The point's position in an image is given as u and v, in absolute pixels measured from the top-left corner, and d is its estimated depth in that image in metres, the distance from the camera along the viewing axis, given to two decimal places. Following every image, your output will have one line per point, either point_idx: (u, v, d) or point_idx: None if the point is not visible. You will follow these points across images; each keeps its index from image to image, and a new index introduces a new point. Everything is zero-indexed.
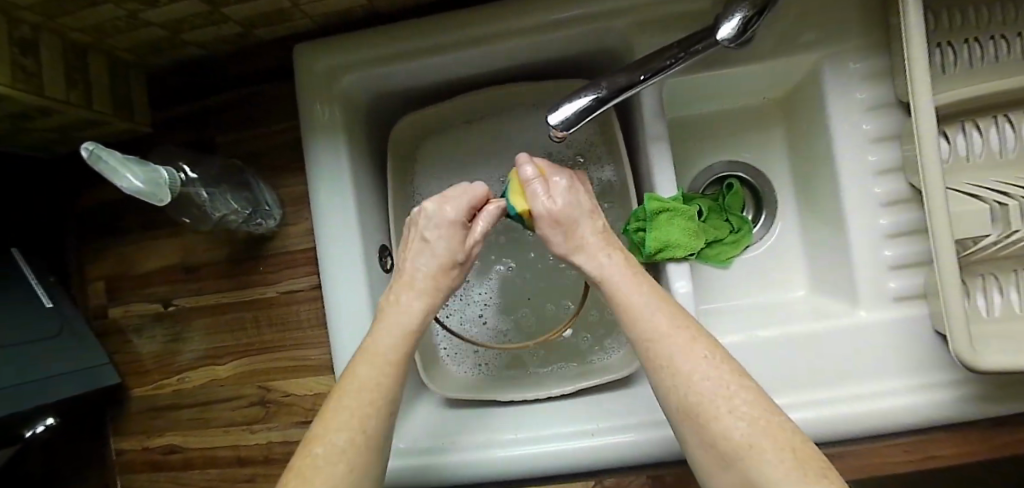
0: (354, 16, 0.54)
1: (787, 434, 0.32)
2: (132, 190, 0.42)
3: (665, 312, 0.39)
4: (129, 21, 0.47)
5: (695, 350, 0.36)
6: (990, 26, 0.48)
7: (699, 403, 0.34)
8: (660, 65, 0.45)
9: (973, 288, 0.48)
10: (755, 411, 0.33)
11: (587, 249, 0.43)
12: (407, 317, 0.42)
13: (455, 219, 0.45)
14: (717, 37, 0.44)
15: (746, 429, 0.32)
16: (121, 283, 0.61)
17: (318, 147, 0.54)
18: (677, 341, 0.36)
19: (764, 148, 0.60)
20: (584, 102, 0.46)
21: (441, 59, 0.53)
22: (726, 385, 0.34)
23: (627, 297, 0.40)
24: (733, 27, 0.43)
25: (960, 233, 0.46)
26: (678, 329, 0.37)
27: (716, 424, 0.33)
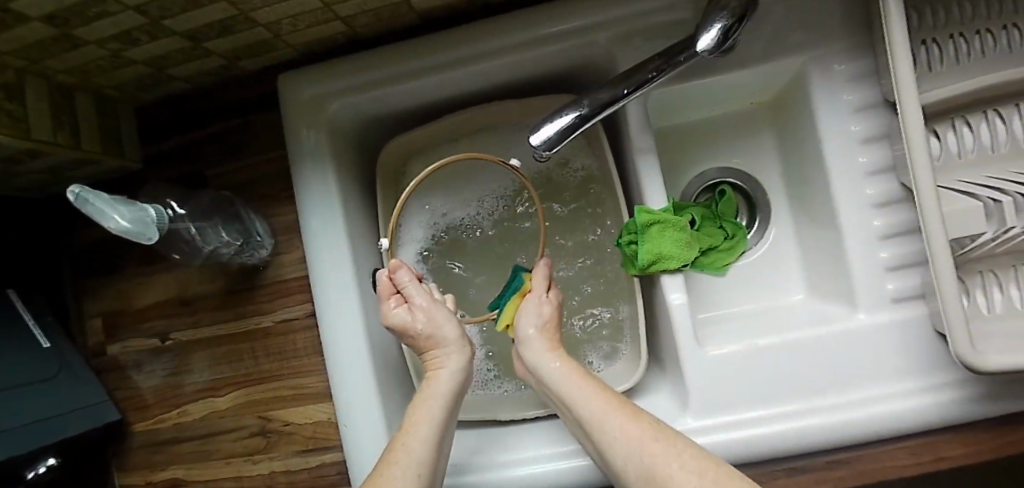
0: (337, 44, 0.54)
1: (728, 475, 0.37)
2: (119, 230, 0.42)
3: (606, 396, 0.44)
4: (113, 60, 0.48)
5: (632, 428, 0.41)
6: (974, 21, 0.48)
7: (651, 466, 0.38)
8: (642, 78, 0.45)
9: (972, 286, 0.48)
10: (700, 465, 0.37)
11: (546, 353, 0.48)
12: (445, 390, 0.49)
13: (393, 307, 0.51)
14: (697, 48, 0.43)
15: (697, 482, 0.36)
16: (118, 319, 0.61)
17: (307, 175, 0.54)
18: (620, 416, 0.42)
19: (754, 153, 0.60)
20: (567, 120, 0.46)
21: (425, 81, 0.53)
22: (678, 451, 0.39)
23: (573, 391, 0.45)
24: (712, 37, 0.42)
25: (955, 233, 0.45)
26: (615, 409, 0.43)
27: (672, 484, 0.37)
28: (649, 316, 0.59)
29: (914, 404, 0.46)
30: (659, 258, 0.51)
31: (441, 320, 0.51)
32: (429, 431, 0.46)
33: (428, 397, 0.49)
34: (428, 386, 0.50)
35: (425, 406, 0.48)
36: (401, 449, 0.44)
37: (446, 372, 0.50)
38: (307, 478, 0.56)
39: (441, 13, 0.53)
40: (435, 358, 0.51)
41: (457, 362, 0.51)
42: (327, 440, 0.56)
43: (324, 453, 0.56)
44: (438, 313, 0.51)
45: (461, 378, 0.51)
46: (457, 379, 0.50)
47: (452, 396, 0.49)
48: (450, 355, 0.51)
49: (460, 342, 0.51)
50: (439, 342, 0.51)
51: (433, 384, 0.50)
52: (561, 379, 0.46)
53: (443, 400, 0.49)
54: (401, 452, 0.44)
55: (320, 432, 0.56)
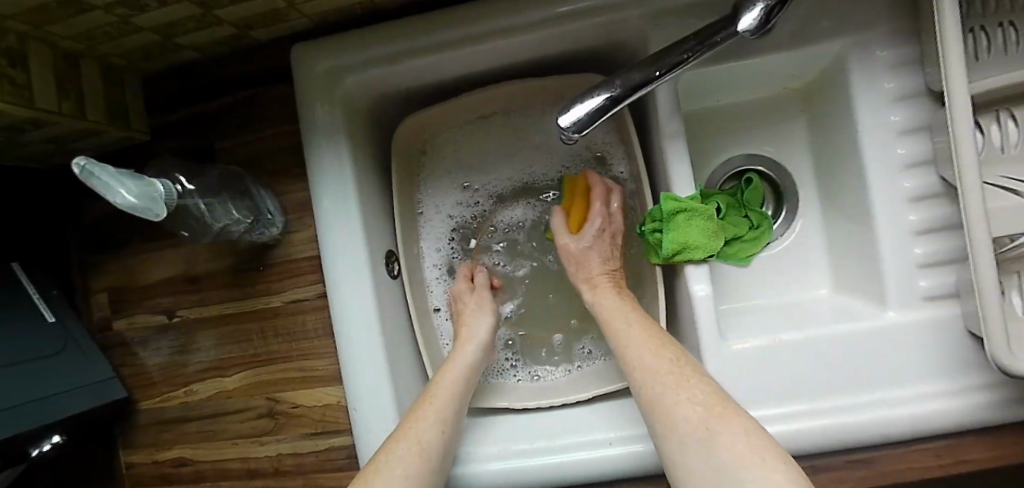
0: (354, 15, 0.51)
1: (733, 412, 0.37)
2: (126, 206, 0.40)
3: (642, 329, 0.47)
4: (121, 27, 0.46)
5: (663, 354, 0.43)
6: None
7: (661, 397, 0.40)
8: (677, 59, 0.43)
9: (1009, 286, 0.46)
10: (709, 398, 0.38)
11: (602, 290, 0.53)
12: (466, 363, 0.51)
13: (458, 292, 0.59)
14: (738, 29, 0.41)
15: (700, 412, 0.37)
16: (123, 295, 0.59)
17: (320, 152, 0.52)
18: (643, 348, 0.45)
19: (783, 141, 0.58)
20: (598, 101, 0.44)
21: (445, 56, 0.51)
22: (686, 381, 0.40)
23: (617, 318, 0.49)
24: (754, 17, 0.40)
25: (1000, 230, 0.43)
26: (649, 339, 0.45)
27: (676, 414, 0.38)
28: (667, 308, 0.58)
29: (942, 405, 0.45)
30: (684, 248, 0.49)
31: (484, 304, 0.57)
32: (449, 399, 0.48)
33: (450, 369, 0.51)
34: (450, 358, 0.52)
35: (448, 373, 0.50)
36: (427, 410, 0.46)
37: (469, 345, 0.53)
38: (315, 462, 0.56)
39: None
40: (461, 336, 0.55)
41: (480, 339, 0.54)
42: (336, 425, 0.55)
43: (332, 438, 0.55)
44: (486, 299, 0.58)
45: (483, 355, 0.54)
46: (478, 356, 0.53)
47: (472, 371, 0.51)
48: (474, 337, 0.54)
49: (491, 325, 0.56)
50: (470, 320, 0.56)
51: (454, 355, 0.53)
52: (609, 309, 0.51)
53: (462, 373, 0.50)
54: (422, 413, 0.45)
55: (329, 416, 0.55)
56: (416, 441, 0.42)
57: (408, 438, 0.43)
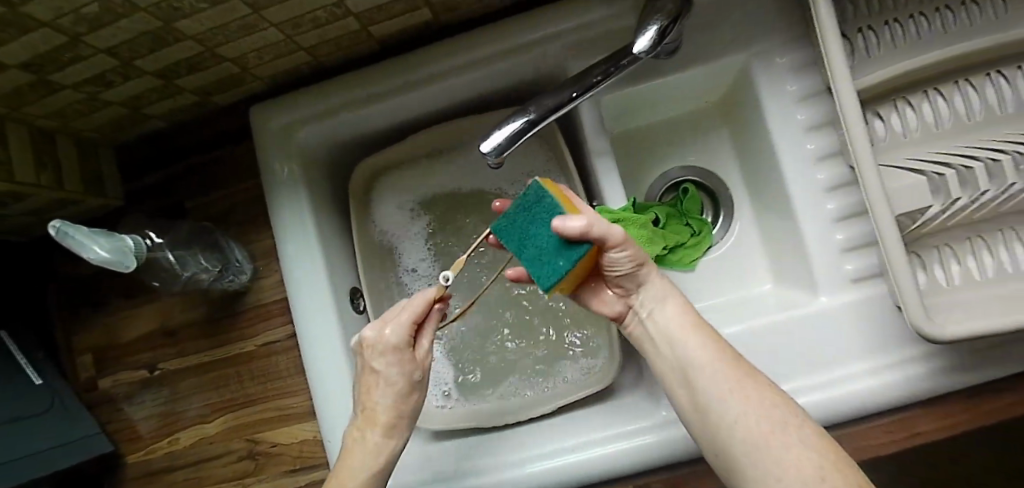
0: (303, 75, 0.57)
1: (846, 460, 0.34)
2: (100, 260, 0.44)
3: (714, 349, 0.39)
4: (91, 102, 0.51)
5: (756, 387, 0.37)
6: (894, 10, 0.51)
7: (763, 439, 0.35)
8: (590, 81, 0.47)
9: (929, 262, 0.49)
10: (819, 446, 0.34)
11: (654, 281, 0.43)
12: (375, 458, 0.45)
13: (370, 349, 0.46)
14: (635, 50, 0.45)
15: (817, 461, 0.33)
16: (106, 353, 0.62)
17: (281, 200, 0.56)
18: (729, 376, 0.38)
19: (712, 151, 0.61)
20: (516, 126, 0.48)
21: (389, 103, 0.56)
22: (785, 422, 0.35)
23: (684, 332, 0.41)
24: (649, 37, 0.44)
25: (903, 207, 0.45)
26: (744, 379, 0.37)
27: (788, 463, 0.33)
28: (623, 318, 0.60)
29: (883, 381, 0.47)
30: None
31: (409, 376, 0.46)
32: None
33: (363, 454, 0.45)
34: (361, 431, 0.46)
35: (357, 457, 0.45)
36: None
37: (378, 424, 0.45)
38: None
39: (398, 40, 0.56)
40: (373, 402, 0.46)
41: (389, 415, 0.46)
42: (314, 459, 0.57)
43: (311, 473, 0.57)
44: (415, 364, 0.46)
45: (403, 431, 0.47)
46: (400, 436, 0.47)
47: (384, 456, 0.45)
48: (395, 430, 0.46)
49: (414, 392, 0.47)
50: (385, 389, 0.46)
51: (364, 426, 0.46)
52: (673, 316, 0.42)
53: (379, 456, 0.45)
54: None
55: (307, 451, 0.57)
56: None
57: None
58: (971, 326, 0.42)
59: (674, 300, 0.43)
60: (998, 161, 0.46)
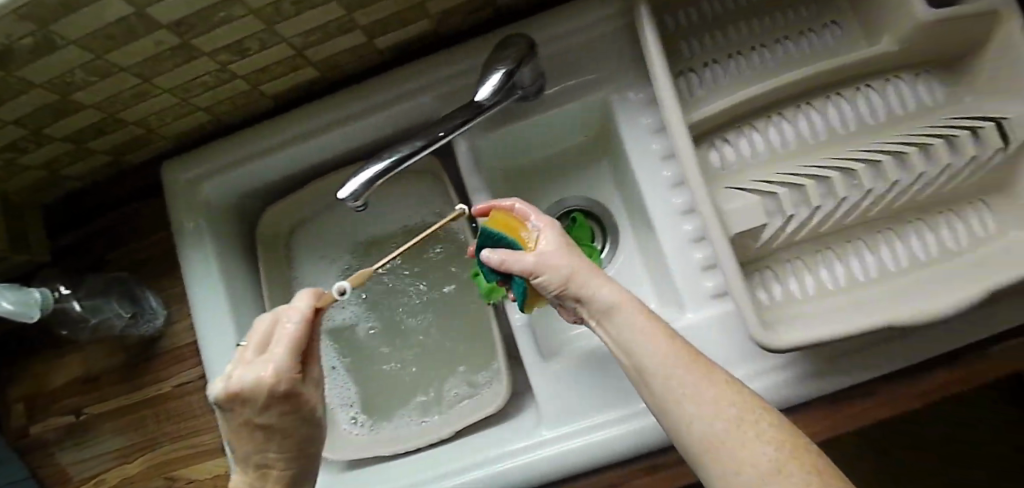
0: (209, 132, 0.62)
1: (804, 451, 0.32)
2: (5, 312, 0.48)
3: (672, 345, 0.38)
4: (9, 168, 0.56)
5: (714, 380, 0.35)
6: (734, 46, 0.55)
7: (721, 436, 0.33)
8: (454, 121, 0.51)
9: (783, 275, 0.52)
10: (776, 437, 0.32)
11: (597, 288, 0.41)
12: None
13: (237, 396, 0.40)
14: (483, 92, 0.49)
15: (773, 455, 0.32)
16: (36, 402, 0.65)
17: (190, 248, 0.60)
18: (688, 372, 0.36)
19: (597, 180, 0.65)
20: (374, 171, 0.50)
21: (287, 153, 0.61)
22: (744, 414, 0.34)
23: (638, 332, 0.39)
24: (497, 79, 0.48)
25: (741, 224, 0.48)
26: (696, 381, 0.36)
27: (744, 459, 0.32)
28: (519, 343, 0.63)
29: None
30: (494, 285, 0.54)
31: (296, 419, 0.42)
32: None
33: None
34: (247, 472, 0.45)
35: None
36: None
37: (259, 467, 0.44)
38: None
39: (294, 96, 0.61)
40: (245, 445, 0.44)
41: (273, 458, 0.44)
42: None
43: None
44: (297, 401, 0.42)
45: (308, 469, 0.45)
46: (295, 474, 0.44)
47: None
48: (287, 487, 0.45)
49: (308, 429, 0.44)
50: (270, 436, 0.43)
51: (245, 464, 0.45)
52: (628, 319, 0.40)
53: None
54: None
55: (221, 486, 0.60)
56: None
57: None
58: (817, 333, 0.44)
59: (630, 306, 0.40)
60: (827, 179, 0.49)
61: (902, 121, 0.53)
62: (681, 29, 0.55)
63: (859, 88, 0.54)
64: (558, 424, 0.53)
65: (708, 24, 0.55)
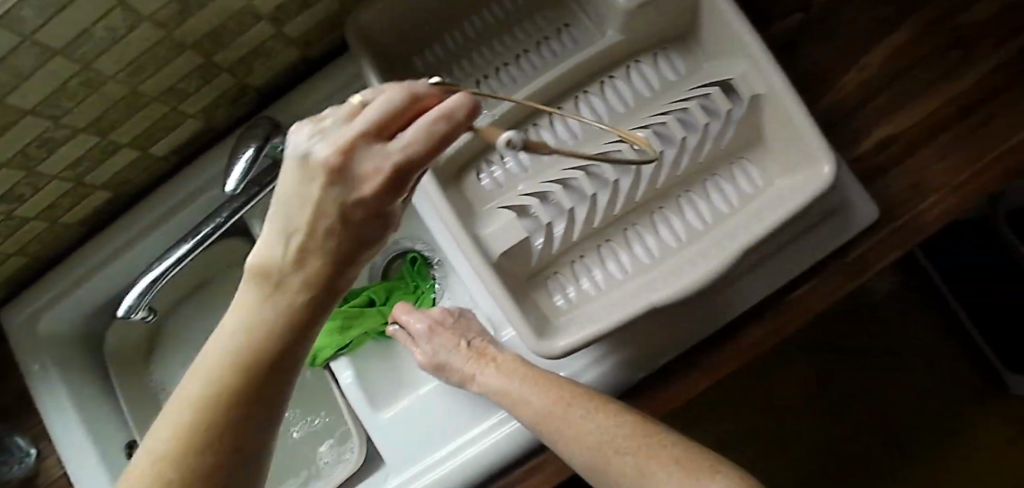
0: (32, 271, 0.64)
1: (651, 439, 0.43)
2: None
3: (543, 390, 0.49)
4: None
5: (578, 410, 0.46)
6: (478, 71, 0.57)
7: (594, 452, 0.44)
8: (231, 208, 0.54)
9: (569, 277, 0.54)
10: (632, 440, 0.43)
11: (477, 371, 0.54)
12: None
13: (325, 175, 0.24)
14: (234, 176, 0.51)
15: (632, 460, 0.42)
16: None
17: (36, 386, 0.62)
18: (558, 414, 0.47)
19: (411, 221, 0.67)
20: (152, 273, 0.51)
21: (106, 274, 0.62)
22: (607, 430, 0.44)
23: (521, 393, 0.50)
24: (246, 159, 0.51)
25: (503, 244, 0.50)
26: (556, 400, 0.47)
27: (611, 464, 0.42)
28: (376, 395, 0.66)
29: None
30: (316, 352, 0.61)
31: (353, 243, 0.26)
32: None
33: (194, 396, 0.23)
34: (202, 370, 0.24)
35: (206, 381, 0.24)
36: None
37: (220, 349, 0.24)
38: None
39: (102, 218, 0.64)
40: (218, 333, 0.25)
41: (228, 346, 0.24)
42: None
43: None
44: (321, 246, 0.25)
45: (283, 378, 0.25)
46: (190, 400, 0.23)
47: (230, 419, 0.23)
48: None
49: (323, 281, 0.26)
50: (280, 295, 0.25)
51: (213, 355, 0.24)
52: (504, 383, 0.51)
53: (192, 415, 0.23)
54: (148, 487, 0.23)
55: None
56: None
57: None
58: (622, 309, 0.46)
59: (500, 372, 0.52)
60: (574, 179, 0.52)
61: (651, 103, 0.54)
62: (427, 69, 0.58)
63: (605, 81, 0.55)
64: (401, 470, 0.56)
65: (450, 58, 0.58)
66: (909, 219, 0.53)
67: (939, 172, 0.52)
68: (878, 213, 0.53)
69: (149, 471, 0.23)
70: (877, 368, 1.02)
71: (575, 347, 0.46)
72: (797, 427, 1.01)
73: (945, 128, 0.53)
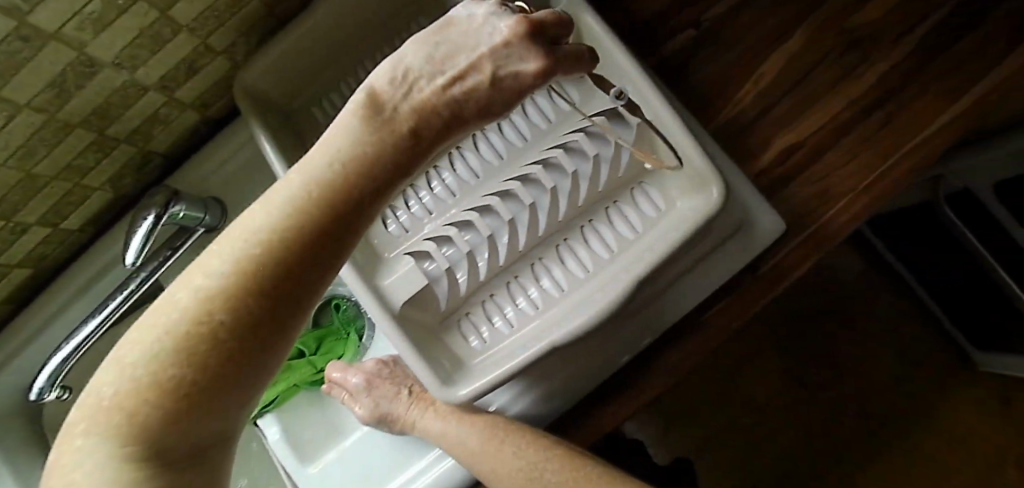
0: None
1: (581, 468, 0.44)
2: None
3: (476, 432, 0.49)
4: None
5: (508, 447, 0.47)
6: None
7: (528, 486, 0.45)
8: (139, 276, 0.54)
9: (482, 317, 0.53)
10: (563, 474, 0.44)
11: (413, 416, 0.54)
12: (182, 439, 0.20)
13: (400, 96, 0.24)
14: (134, 246, 0.51)
15: None
16: None
17: None
18: (489, 456, 0.48)
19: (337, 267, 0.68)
20: (61, 353, 0.51)
21: (36, 351, 0.63)
22: (536, 465, 0.46)
23: (455, 435, 0.51)
24: (146, 227, 0.51)
25: (405, 294, 0.50)
26: (491, 439, 0.48)
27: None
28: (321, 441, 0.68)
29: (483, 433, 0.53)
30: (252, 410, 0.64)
31: (410, 152, 0.24)
32: (163, 428, 0.19)
33: (185, 292, 0.20)
34: (235, 247, 0.20)
35: (235, 251, 0.20)
36: (125, 439, 0.19)
37: (281, 199, 0.21)
38: None
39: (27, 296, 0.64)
40: (308, 162, 0.23)
41: (285, 199, 0.21)
42: None
43: None
44: (401, 132, 0.24)
45: (298, 296, 0.21)
46: (192, 288, 0.20)
47: (223, 327, 0.19)
48: None
49: (365, 162, 0.23)
50: (329, 163, 0.22)
51: (260, 220, 0.21)
52: (438, 426, 0.52)
53: (220, 289, 0.19)
54: (113, 400, 0.19)
55: None
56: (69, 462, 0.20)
57: (105, 443, 0.19)
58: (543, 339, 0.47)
59: (433, 415, 0.53)
60: (471, 220, 0.52)
61: (547, 136, 0.54)
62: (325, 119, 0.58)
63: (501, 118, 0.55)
64: None
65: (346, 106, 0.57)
66: (817, 228, 0.52)
67: (844, 176, 0.51)
68: (784, 225, 0.52)
69: (142, 362, 0.19)
70: (845, 358, 1.01)
71: (482, 392, 0.48)
72: (772, 422, 1.00)
73: (847, 132, 0.51)
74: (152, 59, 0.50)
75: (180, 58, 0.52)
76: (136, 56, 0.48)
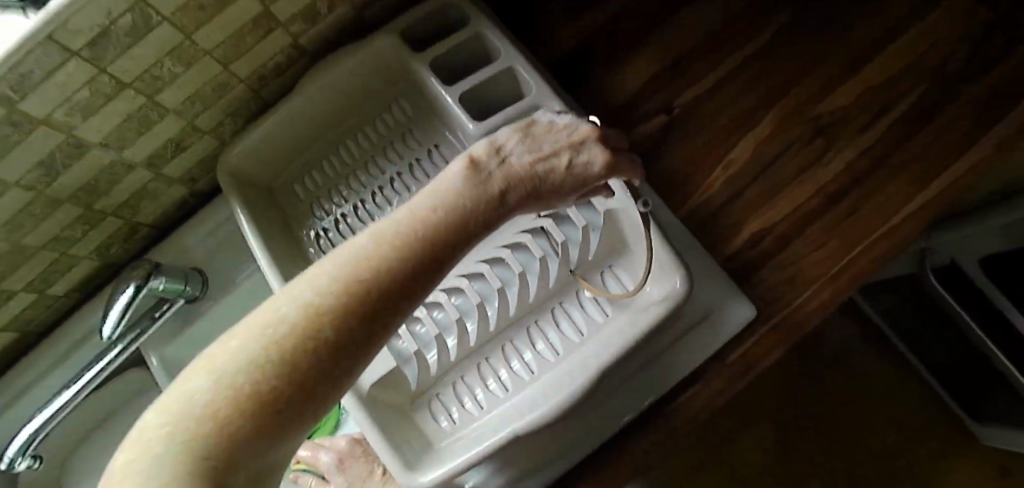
0: None
1: None
2: None
3: None
4: None
5: None
6: (350, 198, 0.58)
7: None
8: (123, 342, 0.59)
9: (453, 396, 0.53)
10: None
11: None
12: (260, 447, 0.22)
13: (494, 166, 0.34)
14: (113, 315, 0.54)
15: None
16: None
17: None
18: None
19: None
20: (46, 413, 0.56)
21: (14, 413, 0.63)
22: None
23: None
24: (124, 300, 0.54)
25: (375, 375, 0.51)
26: None
27: None
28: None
29: None
30: None
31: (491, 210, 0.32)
32: (260, 422, 0.21)
33: (295, 302, 0.24)
34: (345, 270, 0.25)
35: (344, 266, 0.26)
36: (216, 438, 0.20)
37: (392, 233, 0.28)
38: None
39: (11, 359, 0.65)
40: (413, 209, 0.30)
41: (395, 234, 0.28)
42: None
43: None
44: (493, 191, 0.33)
45: (387, 319, 0.26)
46: (305, 300, 0.24)
47: (326, 341, 0.23)
48: None
49: (459, 216, 0.30)
50: (435, 210, 0.30)
51: (370, 248, 0.27)
52: None
53: (330, 305, 0.24)
54: (209, 398, 0.21)
55: None
56: (130, 469, 0.20)
57: (182, 444, 0.20)
58: (512, 424, 0.46)
59: None
60: (443, 301, 0.53)
61: (519, 219, 0.55)
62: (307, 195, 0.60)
63: None
64: None
65: (327, 183, 0.59)
66: (791, 312, 0.51)
67: (814, 261, 0.51)
68: (756, 310, 0.51)
69: (257, 355, 0.22)
70: (840, 423, 0.98)
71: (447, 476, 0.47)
72: None
73: (815, 220, 0.52)
74: (140, 140, 0.52)
75: (168, 137, 0.54)
76: (124, 137, 0.51)
